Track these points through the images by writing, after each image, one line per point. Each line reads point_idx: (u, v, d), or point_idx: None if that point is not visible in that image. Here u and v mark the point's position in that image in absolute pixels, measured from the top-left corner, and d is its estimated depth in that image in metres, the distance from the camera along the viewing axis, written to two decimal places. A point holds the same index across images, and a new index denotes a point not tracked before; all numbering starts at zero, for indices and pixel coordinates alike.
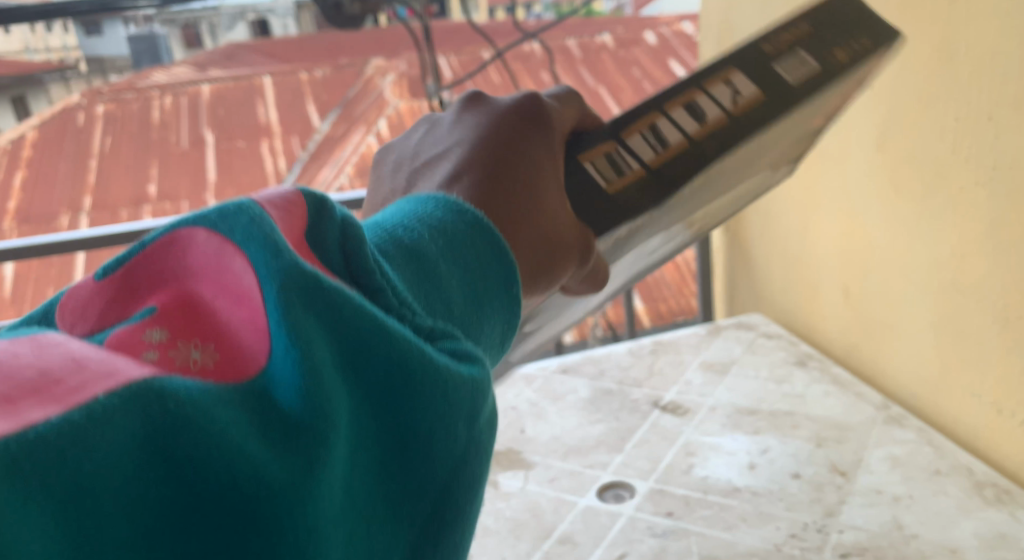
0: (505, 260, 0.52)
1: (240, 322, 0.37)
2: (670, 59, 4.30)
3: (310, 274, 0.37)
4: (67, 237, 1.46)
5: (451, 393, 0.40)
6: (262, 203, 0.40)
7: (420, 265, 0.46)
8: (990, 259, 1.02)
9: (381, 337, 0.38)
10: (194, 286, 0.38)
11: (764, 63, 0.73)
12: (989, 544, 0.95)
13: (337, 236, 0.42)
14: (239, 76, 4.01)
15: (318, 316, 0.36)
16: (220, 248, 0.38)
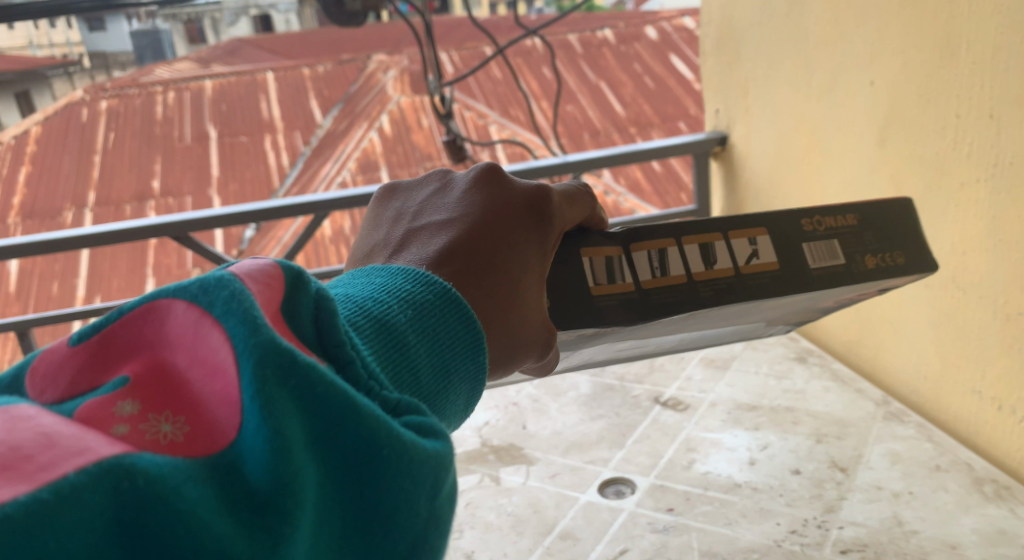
0: (473, 327, 0.54)
1: (207, 396, 0.40)
2: (670, 54, 4.32)
3: (284, 350, 0.40)
4: (69, 236, 1.46)
5: (416, 469, 0.41)
6: (241, 276, 0.43)
7: (391, 340, 0.49)
8: (991, 255, 1.02)
9: (349, 414, 0.40)
10: (165, 356, 0.42)
11: (794, 238, 0.77)
12: (989, 540, 0.96)
13: (310, 309, 0.45)
14: (242, 72, 4.04)
15: (288, 393, 0.39)
16: (196, 324, 0.41)
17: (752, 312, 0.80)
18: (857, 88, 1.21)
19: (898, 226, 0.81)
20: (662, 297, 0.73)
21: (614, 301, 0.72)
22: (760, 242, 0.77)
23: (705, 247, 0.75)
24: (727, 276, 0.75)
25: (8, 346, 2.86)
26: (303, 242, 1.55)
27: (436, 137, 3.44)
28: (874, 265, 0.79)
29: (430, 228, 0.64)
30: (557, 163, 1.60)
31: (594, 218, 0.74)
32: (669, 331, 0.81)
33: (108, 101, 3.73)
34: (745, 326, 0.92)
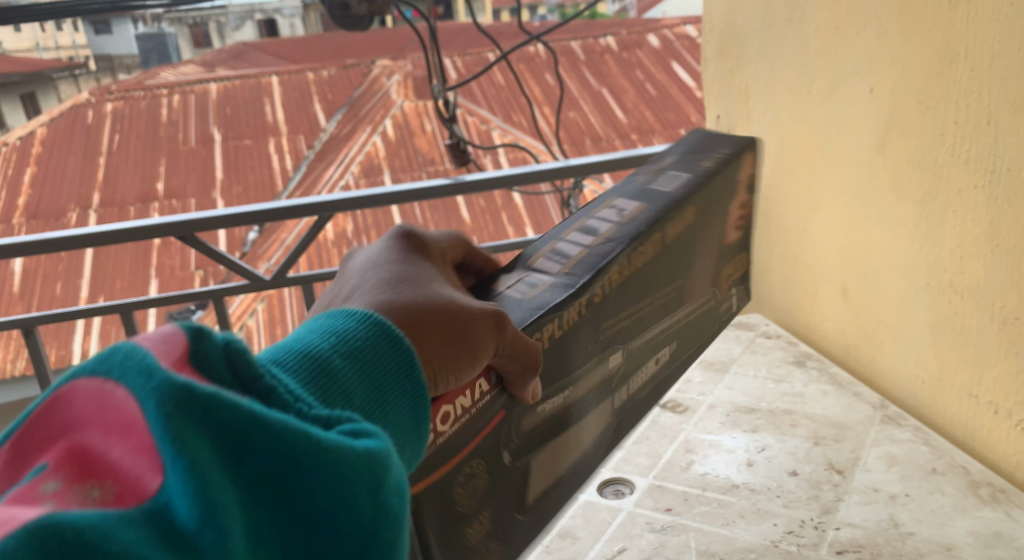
0: (399, 344, 0.63)
1: (123, 458, 0.49)
2: (672, 61, 4.37)
3: (180, 385, 0.48)
4: (68, 234, 1.46)
5: (342, 464, 0.51)
6: (136, 344, 0.52)
7: (316, 369, 0.58)
8: (989, 260, 1.03)
9: (260, 432, 0.49)
10: (85, 434, 0.50)
11: (639, 191, 1.02)
12: (984, 542, 0.97)
13: (220, 348, 0.53)
14: (246, 76, 4.11)
15: (197, 426, 0.48)
16: (99, 392, 0.51)
17: (667, 257, 0.97)
18: (857, 94, 1.22)
19: (706, 145, 1.09)
20: (576, 266, 0.90)
21: (547, 291, 0.87)
22: (619, 208, 0.99)
23: (584, 231, 0.96)
24: (613, 231, 0.95)
25: (13, 346, 2.90)
26: (306, 245, 1.56)
27: (438, 141, 3.45)
28: (710, 164, 1.04)
29: (346, 291, 0.75)
30: (559, 167, 1.61)
31: (473, 255, 0.91)
32: (631, 326, 0.94)
33: (113, 103, 3.85)
34: (699, 295, 1.06)
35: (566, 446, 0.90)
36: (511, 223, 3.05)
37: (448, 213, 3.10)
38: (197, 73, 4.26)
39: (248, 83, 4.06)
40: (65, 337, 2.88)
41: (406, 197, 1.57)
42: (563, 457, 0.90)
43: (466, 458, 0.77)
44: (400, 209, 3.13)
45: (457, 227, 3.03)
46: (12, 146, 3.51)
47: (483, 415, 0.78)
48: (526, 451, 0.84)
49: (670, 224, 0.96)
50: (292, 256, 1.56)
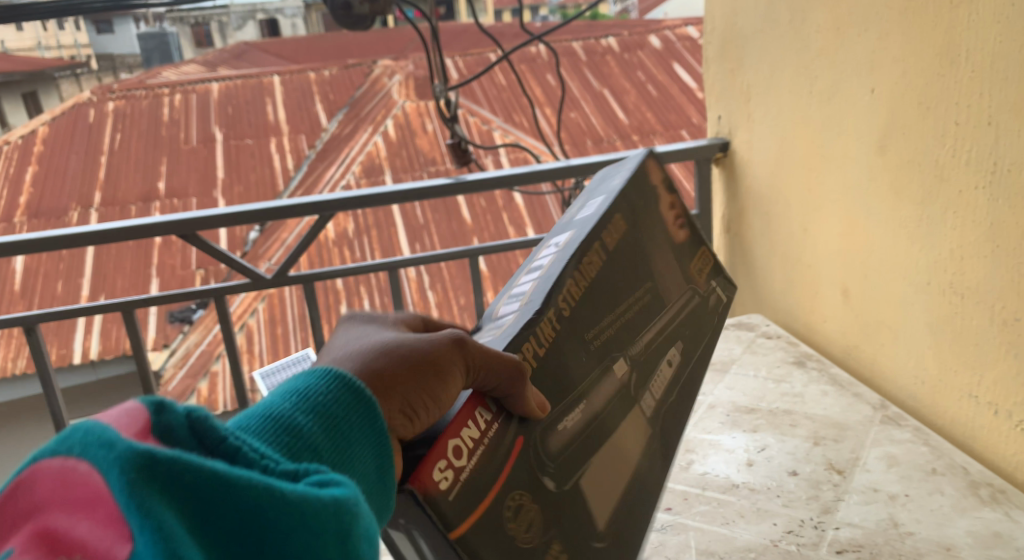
0: (360, 394, 0.57)
1: (89, 531, 0.45)
2: (674, 63, 4.38)
3: (141, 452, 0.46)
4: (69, 232, 1.46)
5: (310, 519, 0.47)
6: (97, 420, 0.48)
7: (279, 427, 0.53)
8: (989, 262, 1.03)
9: (222, 491, 0.46)
10: (46, 516, 0.46)
11: (560, 226, 0.95)
12: (984, 542, 0.96)
13: (181, 418, 0.50)
14: (248, 75, 4.18)
15: (160, 492, 0.45)
16: (61, 472, 0.47)
17: (623, 262, 0.88)
18: (857, 95, 1.22)
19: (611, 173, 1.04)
20: (531, 296, 0.81)
21: (506, 329, 0.78)
22: (552, 242, 0.92)
23: (527, 273, 0.88)
24: (556, 256, 0.86)
25: (14, 344, 2.90)
26: (307, 244, 1.55)
27: (440, 142, 3.46)
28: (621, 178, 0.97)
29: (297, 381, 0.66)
30: (559, 167, 1.60)
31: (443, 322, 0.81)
32: (620, 331, 0.84)
33: (114, 102, 3.87)
34: (679, 289, 0.94)
35: (614, 463, 0.77)
36: (512, 223, 3.05)
37: (449, 213, 3.09)
38: (198, 73, 4.28)
39: (250, 82, 4.13)
40: (66, 336, 2.88)
41: (407, 197, 1.57)
42: (616, 476, 0.76)
43: (501, 490, 0.66)
44: (401, 209, 3.12)
45: (457, 227, 3.02)
46: (13, 144, 3.60)
47: (496, 450, 0.67)
48: (573, 472, 0.72)
49: (606, 233, 0.88)
50: (293, 255, 1.56)
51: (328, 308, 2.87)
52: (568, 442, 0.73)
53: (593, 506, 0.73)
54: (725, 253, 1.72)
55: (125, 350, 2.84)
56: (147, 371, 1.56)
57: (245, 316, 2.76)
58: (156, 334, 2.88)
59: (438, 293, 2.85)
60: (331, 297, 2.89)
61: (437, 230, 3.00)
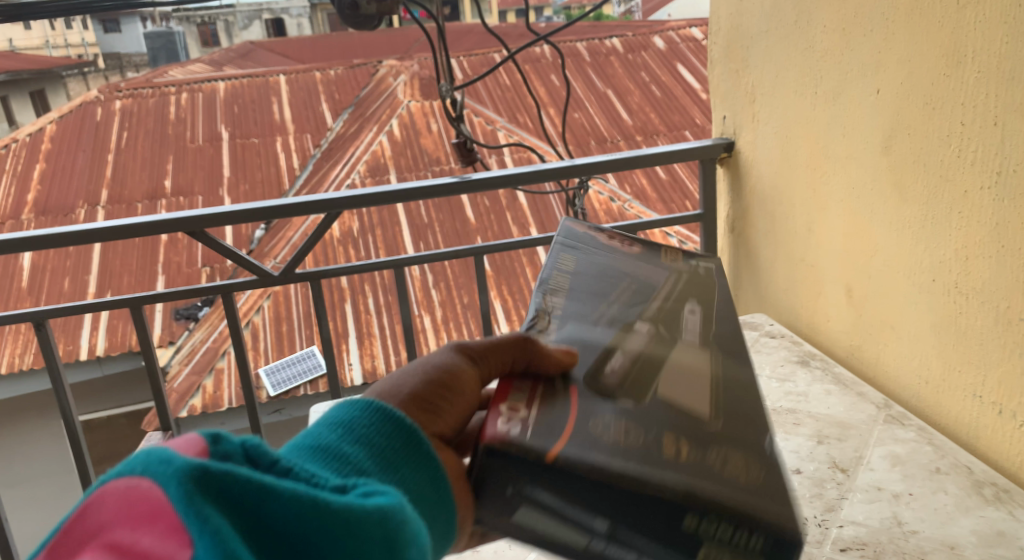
0: (391, 417, 0.68)
1: (153, 538, 0.54)
2: (677, 64, 4.39)
3: (198, 467, 0.56)
4: (79, 228, 1.46)
5: (353, 524, 0.58)
6: (163, 446, 0.59)
7: (328, 455, 0.64)
8: (993, 262, 1.03)
9: (271, 498, 0.57)
10: (119, 525, 0.56)
11: None
12: (987, 541, 0.97)
13: (237, 445, 0.60)
14: (254, 75, 4.19)
15: (218, 503, 0.56)
16: (132, 488, 0.56)
17: (588, 267, 0.91)
18: (862, 97, 1.22)
19: None
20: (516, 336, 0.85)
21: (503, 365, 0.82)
22: None
23: None
24: None
25: (22, 339, 2.85)
26: (314, 241, 1.55)
27: (444, 141, 3.46)
28: None
29: None
30: (563, 166, 1.60)
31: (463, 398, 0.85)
32: (621, 311, 0.86)
33: (121, 100, 3.88)
34: (653, 263, 0.95)
35: (688, 383, 0.80)
36: (515, 223, 3.06)
37: (453, 213, 3.10)
38: (205, 73, 4.32)
39: (256, 81, 4.14)
40: (72, 332, 2.89)
41: (414, 196, 1.56)
42: (695, 392, 0.79)
43: (582, 421, 0.72)
44: (405, 208, 3.13)
45: (461, 226, 3.03)
46: (22, 142, 3.63)
47: (546, 408, 0.73)
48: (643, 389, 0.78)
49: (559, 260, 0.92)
50: (301, 253, 1.57)
51: (333, 306, 2.88)
52: (622, 380, 0.78)
53: (686, 412, 0.76)
54: (730, 253, 1.72)
55: (131, 347, 2.85)
56: (155, 366, 1.56)
57: (251, 314, 2.77)
58: (162, 331, 2.89)
59: (442, 292, 2.86)
60: (335, 295, 2.90)
61: (441, 230, 3.01)
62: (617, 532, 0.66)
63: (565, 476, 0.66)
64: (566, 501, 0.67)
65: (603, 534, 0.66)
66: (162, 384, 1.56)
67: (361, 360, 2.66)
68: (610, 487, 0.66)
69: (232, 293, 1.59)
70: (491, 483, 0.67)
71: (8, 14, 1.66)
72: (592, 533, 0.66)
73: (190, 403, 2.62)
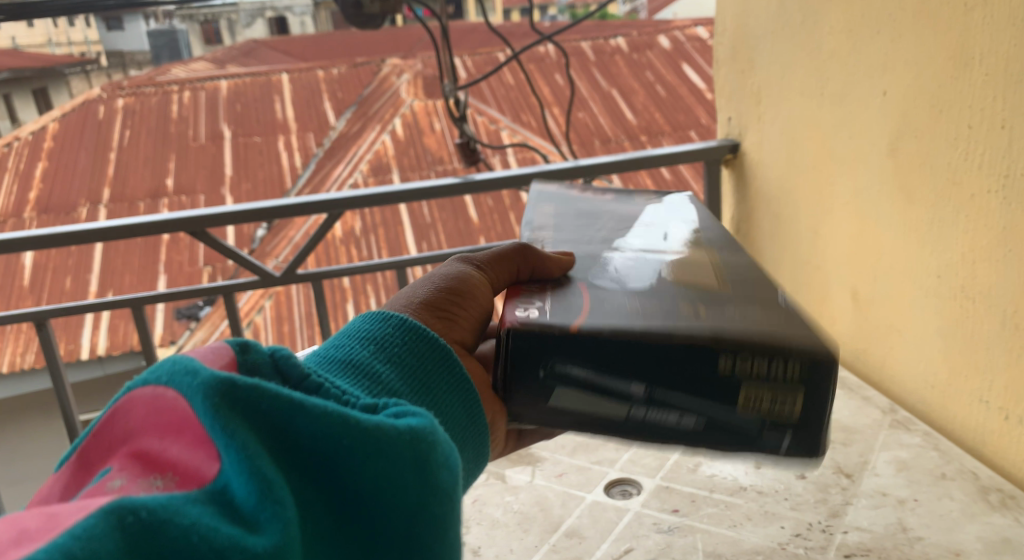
0: (429, 342, 0.64)
1: (181, 454, 0.49)
2: (683, 63, 4.38)
3: (225, 381, 0.50)
4: (73, 230, 1.45)
5: (387, 449, 0.52)
6: (189, 353, 0.54)
7: (357, 370, 0.60)
8: (1001, 267, 1.02)
9: (304, 416, 0.51)
10: (140, 438, 0.51)
11: None
12: (993, 549, 0.96)
13: (266, 357, 0.56)
14: (257, 73, 4.19)
15: (247, 418, 0.50)
16: (154, 400, 0.51)
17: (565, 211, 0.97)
18: (870, 96, 1.21)
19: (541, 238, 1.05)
20: None
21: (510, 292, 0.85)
22: None
23: None
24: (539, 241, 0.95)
25: (22, 339, 2.96)
26: (316, 241, 1.54)
27: (448, 140, 3.44)
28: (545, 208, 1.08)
29: None
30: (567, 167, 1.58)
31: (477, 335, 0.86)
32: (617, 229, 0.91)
33: (124, 99, 3.89)
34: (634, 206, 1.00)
35: (693, 267, 0.81)
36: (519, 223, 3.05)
37: (456, 213, 3.10)
38: (208, 71, 4.36)
39: (259, 80, 4.15)
40: (74, 331, 2.91)
41: (415, 196, 1.55)
42: (700, 269, 0.80)
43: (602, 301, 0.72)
44: (409, 208, 3.13)
45: (465, 226, 3.02)
46: (24, 140, 3.64)
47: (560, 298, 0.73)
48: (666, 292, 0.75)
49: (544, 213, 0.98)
50: (301, 253, 1.55)
51: (335, 306, 2.88)
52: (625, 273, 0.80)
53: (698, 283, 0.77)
54: None
55: (132, 346, 2.86)
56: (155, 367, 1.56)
57: (252, 314, 2.78)
58: (164, 330, 2.90)
59: None
60: (338, 296, 2.90)
61: (444, 230, 3.00)
62: (654, 396, 0.67)
63: (593, 346, 0.67)
64: (600, 373, 0.67)
65: (641, 397, 0.67)
66: None
67: None
68: (638, 343, 0.66)
69: (234, 292, 1.58)
70: (522, 366, 0.68)
71: (12, 13, 1.65)
72: (630, 399, 0.67)
73: None
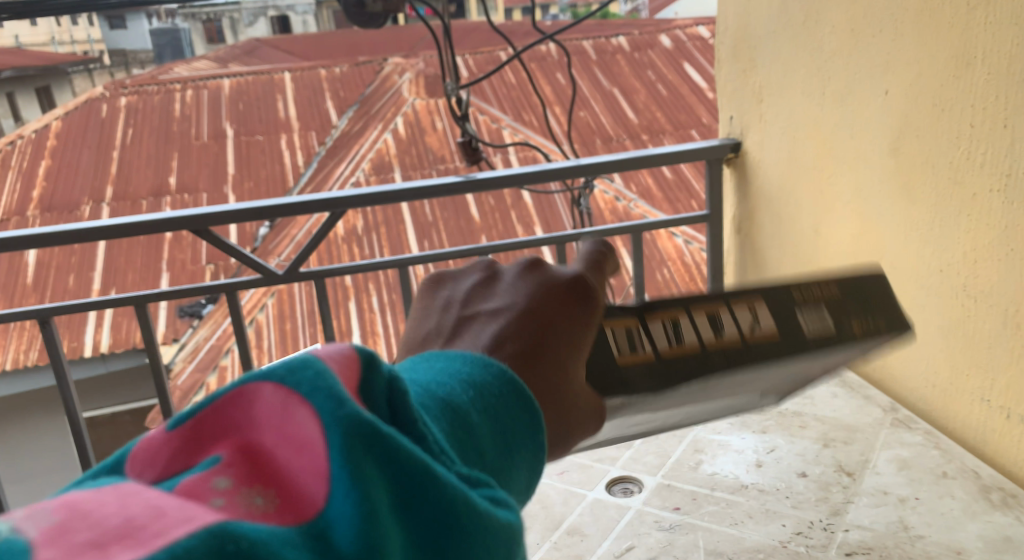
0: (533, 411, 0.48)
1: (297, 477, 0.36)
2: (683, 62, 4.39)
3: (368, 420, 0.37)
4: (76, 228, 1.45)
5: (494, 540, 0.39)
6: (324, 353, 0.40)
7: (458, 421, 0.44)
8: (1003, 265, 1.02)
9: (428, 480, 0.38)
10: (253, 437, 0.37)
11: (786, 306, 0.73)
12: (994, 547, 0.96)
13: (384, 388, 0.40)
14: (259, 71, 4.20)
15: (374, 463, 0.36)
16: (285, 404, 0.37)
17: (755, 382, 0.72)
18: (871, 96, 1.21)
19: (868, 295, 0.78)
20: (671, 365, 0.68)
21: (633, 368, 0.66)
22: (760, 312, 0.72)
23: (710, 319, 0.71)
24: (733, 345, 0.70)
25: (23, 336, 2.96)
26: (318, 239, 1.53)
27: (449, 140, 3.44)
28: (861, 328, 0.74)
29: (494, 323, 0.56)
30: (569, 165, 1.58)
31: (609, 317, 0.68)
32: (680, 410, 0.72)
33: (127, 97, 3.90)
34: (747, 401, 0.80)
35: None
36: (520, 222, 3.05)
37: (457, 211, 3.10)
38: (211, 69, 4.38)
39: (261, 79, 4.15)
40: (76, 329, 2.90)
41: (417, 194, 1.54)
42: None
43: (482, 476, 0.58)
44: (410, 207, 3.13)
45: (465, 225, 3.03)
46: (27, 139, 3.64)
47: None
48: None
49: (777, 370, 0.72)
50: (304, 250, 1.54)
51: (337, 304, 2.88)
52: None
53: None
54: (737, 255, 1.73)
55: (135, 344, 2.86)
56: (159, 365, 1.55)
57: (254, 312, 2.78)
58: (166, 328, 2.90)
59: None
60: (340, 294, 2.90)
61: (445, 229, 3.00)
62: None
63: None
64: None
65: None
66: (167, 382, 1.55)
67: None
68: None
69: (237, 290, 1.58)
70: None
71: (14, 12, 1.65)
72: None
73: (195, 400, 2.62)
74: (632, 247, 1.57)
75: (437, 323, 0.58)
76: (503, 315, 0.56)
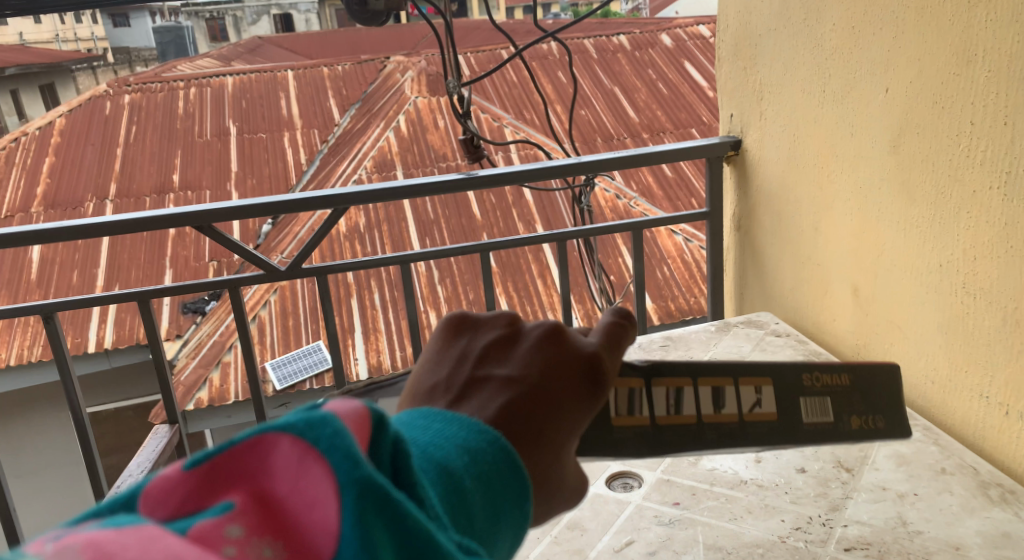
0: (519, 481, 0.57)
1: (304, 532, 0.44)
2: (685, 61, 4.39)
3: (377, 487, 0.44)
4: (79, 223, 1.45)
5: None
6: (339, 413, 0.47)
7: (452, 486, 0.53)
8: (1002, 262, 1.03)
9: (425, 544, 0.45)
10: (266, 487, 0.45)
11: (792, 392, 0.93)
12: (992, 543, 0.96)
13: (388, 451, 0.48)
14: (262, 70, 4.21)
15: (378, 528, 0.44)
16: (300, 460, 0.45)
17: None
18: (870, 95, 1.22)
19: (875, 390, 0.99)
20: None
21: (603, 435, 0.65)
22: None
23: None
24: None
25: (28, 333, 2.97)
26: (320, 236, 1.54)
27: (451, 138, 3.45)
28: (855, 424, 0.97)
29: (500, 394, 0.62)
30: (570, 163, 1.58)
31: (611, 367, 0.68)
32: None
33: (130, 95, 3.90)
34: None
35: None
36: (521, 220, 3.05)
37: (459, 208, 3.10)
38: (214, 68, 4.39)
39: (264, 76, 4.16)
40: (80, 325, 2.91)
41: (419, 191, 1.55)
42: None
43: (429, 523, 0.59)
44: (412, 205, 3.14)
45: (468, 223, 3.03)
46: (31, 136, 3.64)
47: None
48: None
49: None
50: (306, 247, 1.55)
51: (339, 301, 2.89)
52: None
53: None
54: (737, 253, 1.73)
55: (138, 340, 2.86)
56: (162, 360, 1.56)
57: (257, 308, 2.79)
58: (170, 324, 2.90)
59: (447, 288, 2.87)
60: (342, 291, 2.90)
61: (447, 227, 3.01)
62: None
63: None
64: None
65: None
66: (170, 378, 1.55)
67: (367, 355, 2.68)
68: None
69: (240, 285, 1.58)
70: None
71: (19, 8, 1.65)
72: None
73: (197, 396, 2.63)
74: (633, 244, 1.58)
75: (449, 375, 0.65)
76: (509, 389, 0.63)
